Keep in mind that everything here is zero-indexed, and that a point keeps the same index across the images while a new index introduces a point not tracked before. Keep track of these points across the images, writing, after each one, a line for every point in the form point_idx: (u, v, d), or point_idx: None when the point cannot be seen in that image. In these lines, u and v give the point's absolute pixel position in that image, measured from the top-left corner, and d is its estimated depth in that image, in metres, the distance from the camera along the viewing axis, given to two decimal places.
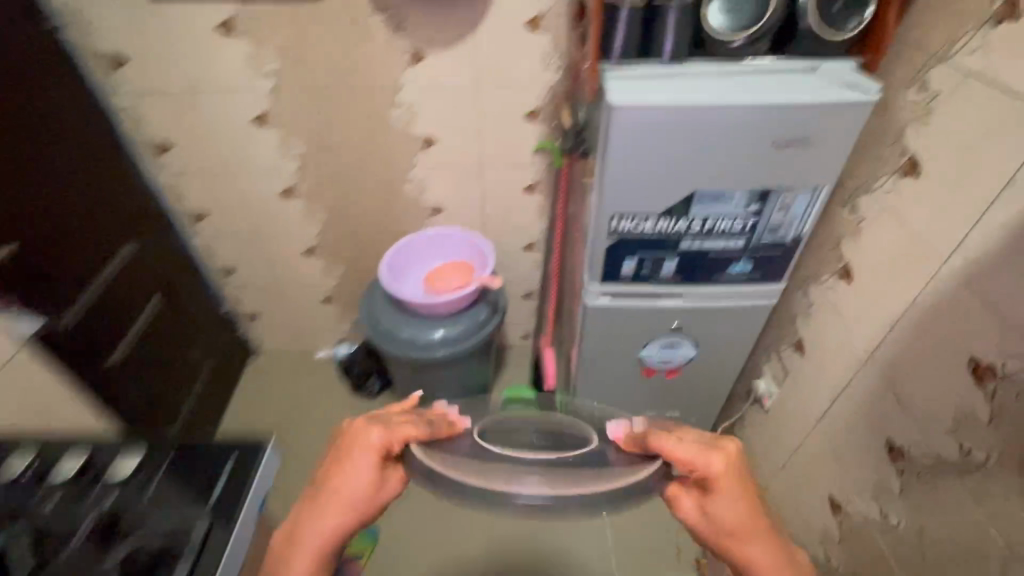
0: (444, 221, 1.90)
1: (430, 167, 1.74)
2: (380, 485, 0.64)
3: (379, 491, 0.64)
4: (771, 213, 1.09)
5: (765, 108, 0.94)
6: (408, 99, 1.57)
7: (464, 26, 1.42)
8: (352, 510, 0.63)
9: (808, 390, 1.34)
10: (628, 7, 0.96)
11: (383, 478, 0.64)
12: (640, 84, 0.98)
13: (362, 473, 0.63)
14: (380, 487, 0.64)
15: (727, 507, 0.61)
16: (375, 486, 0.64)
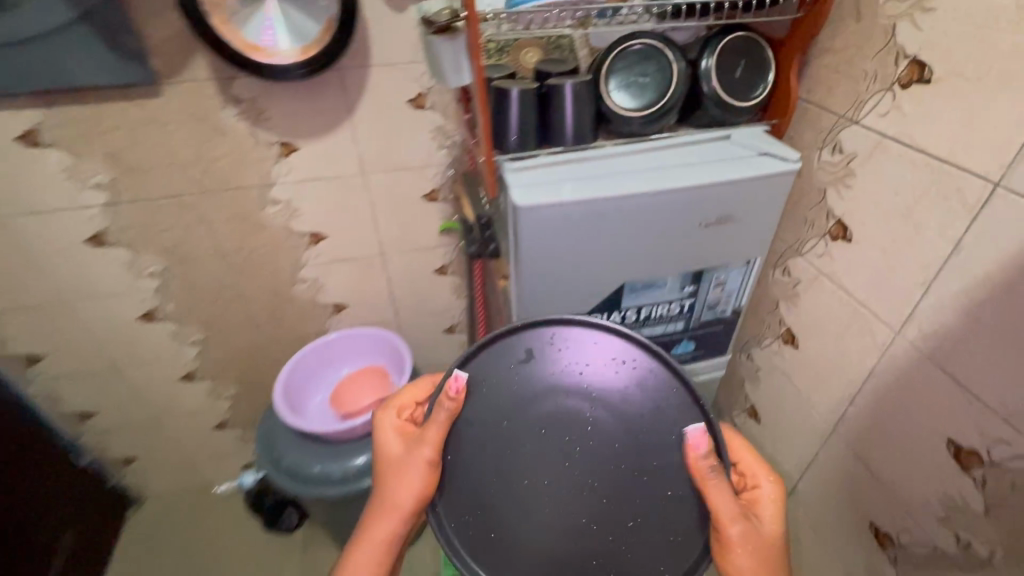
0: (349, 318, 1.66)
1: (324, 263, 1.52)
2: (407, 463, 0.76)
3: (410, 469, 0.76)
4: (707, 291, 0.98)
5: (687, 192, 0.83)
6: (284, 195, 1.35)
7: (338, 111, 1.25)
8: (399, 501, 0.76)
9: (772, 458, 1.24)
10: (518, 92, 0.83)
11: (410, 457, 0.76)
12: (545, 176, 0.85)
13: (394, 451, 0.79)
14: (409, 463, 0.76)
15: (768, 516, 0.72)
16: (404, 464, 0.76)
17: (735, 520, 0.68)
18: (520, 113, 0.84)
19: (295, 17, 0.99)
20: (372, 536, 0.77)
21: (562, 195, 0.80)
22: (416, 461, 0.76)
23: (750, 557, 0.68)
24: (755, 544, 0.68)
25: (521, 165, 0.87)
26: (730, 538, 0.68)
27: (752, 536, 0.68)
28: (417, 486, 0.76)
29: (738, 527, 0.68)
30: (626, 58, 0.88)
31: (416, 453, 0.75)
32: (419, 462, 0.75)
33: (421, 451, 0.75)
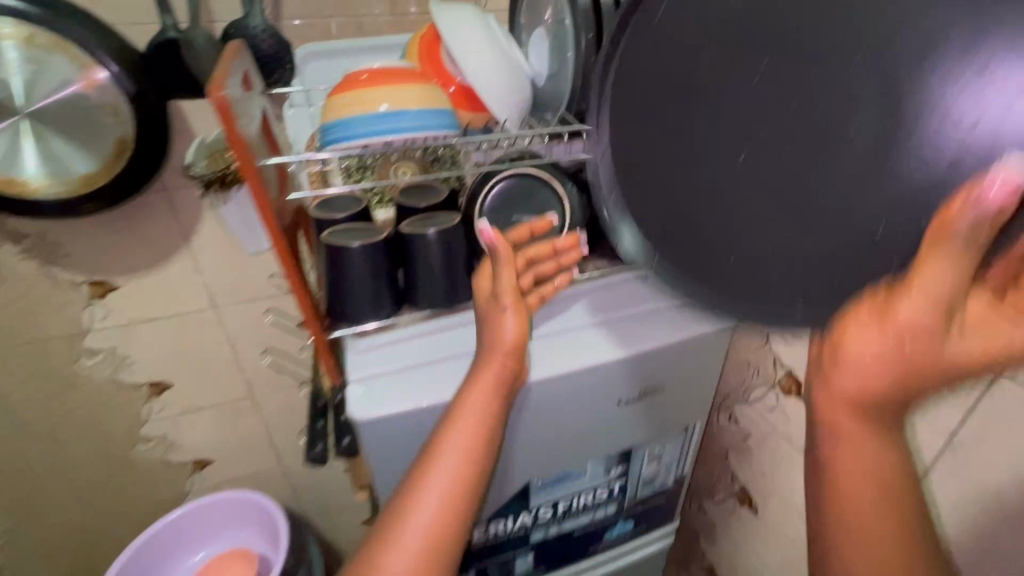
0: (217, 475, 1.32)
1: (173, 415, 1.19)
2: (495, 312, 0.56)
3: (505, 315, 0.56)
4: (641, 467, 0.76)
5: (599, 368, 0.62)
6: (104, 342, 1.05)
7: (168, 239, 0.98)
8: (496, 359, 0.55)
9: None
10: (357, 246, 0.60)
11: (496, 305, 0.56)
12: (403, 359, 0.62)
13: (479, 301, 0.59)
14: (511, 307, 0.56)
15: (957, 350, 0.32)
16: (493, 312, 0.57)
17: (929, 308, 0.32)
18: (361, 276, 0.61)
19: (55, 142, 0.74)
20: (466, 413, 0.53)
21: (419, 396, 0.58)
22: (514, 309, 0.56)
23: (875, 370, 0.34)
24: (903, 369, 0.34)
25: (366, 342, 0.64)
26: (898, 318, 0.33)
27: (936, 359, 0.33)
28: (517, 329, 0.56)
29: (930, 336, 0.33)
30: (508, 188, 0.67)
31: (504, 295, 0.56)
32: (512, 305, 0.56)
33: (506, 298, 0.56)
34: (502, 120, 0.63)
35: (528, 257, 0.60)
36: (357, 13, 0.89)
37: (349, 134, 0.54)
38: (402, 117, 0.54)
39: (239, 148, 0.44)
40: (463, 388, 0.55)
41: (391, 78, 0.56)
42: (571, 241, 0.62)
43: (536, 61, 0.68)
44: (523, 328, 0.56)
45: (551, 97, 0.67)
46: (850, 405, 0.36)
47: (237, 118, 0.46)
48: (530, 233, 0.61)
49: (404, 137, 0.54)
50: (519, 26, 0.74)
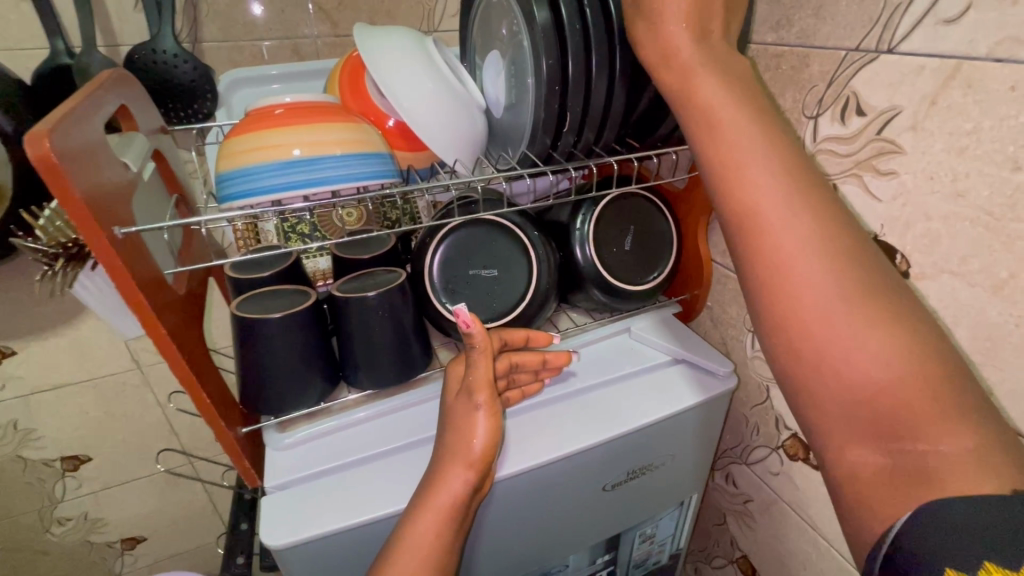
0: (150, 552, 1.15)
1: (93, 491, 1.03)
2: (465, 410, 0.46)
3: (476, 415, 0.45)
4: (631, 551, 0.66)
5: (582, 453, 0.52)
6: (3, 416, 0.89)
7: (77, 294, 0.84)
8: (468, 467, 0.43)
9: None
10: (277, 323, 0.48)
11: (467, 402, 0.46)
12: (340, 459, 0.50)
13: (449, 393, 0.49)
14: (488, 408, 0.46)
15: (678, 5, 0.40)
16: (462, 411, 0.46)
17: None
18: (284, 356, 0.49)
19: None
20: (416, 540, 0.41)
21: (357, 512, 0.46)
22: (489, 410, 0.46)
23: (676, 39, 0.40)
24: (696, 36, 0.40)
25: (293, 437, 0.52)
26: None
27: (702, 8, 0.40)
28: (487, 437, 0.45)
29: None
30: (462, 236, 0.57)
31: (477, 391, 0.46)
32: (485, 405, 0.46)
33: (480, 396, 0.46)
34: (450, 162, 0.54)
35: (510, 356, 0.51)
36: (291, 33, 0.78)
37: (253, 187, 0.43)
38: (320, 164, 0.44)
39: (80, 215, 0.34)
40: (414, 499, 0.43)
41: (310, 110, 0.46)
42: (564, 359, 0.56)
43: (491, 87, 0.59)
44: (494, 437, 0.45)
45: (510, 130, 0.58)
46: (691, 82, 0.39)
47: (84, 171, 0.35)
48: (524, 340, 0.53)
49: (325, 189, 0.44)
50: (472, 49, 0.65)
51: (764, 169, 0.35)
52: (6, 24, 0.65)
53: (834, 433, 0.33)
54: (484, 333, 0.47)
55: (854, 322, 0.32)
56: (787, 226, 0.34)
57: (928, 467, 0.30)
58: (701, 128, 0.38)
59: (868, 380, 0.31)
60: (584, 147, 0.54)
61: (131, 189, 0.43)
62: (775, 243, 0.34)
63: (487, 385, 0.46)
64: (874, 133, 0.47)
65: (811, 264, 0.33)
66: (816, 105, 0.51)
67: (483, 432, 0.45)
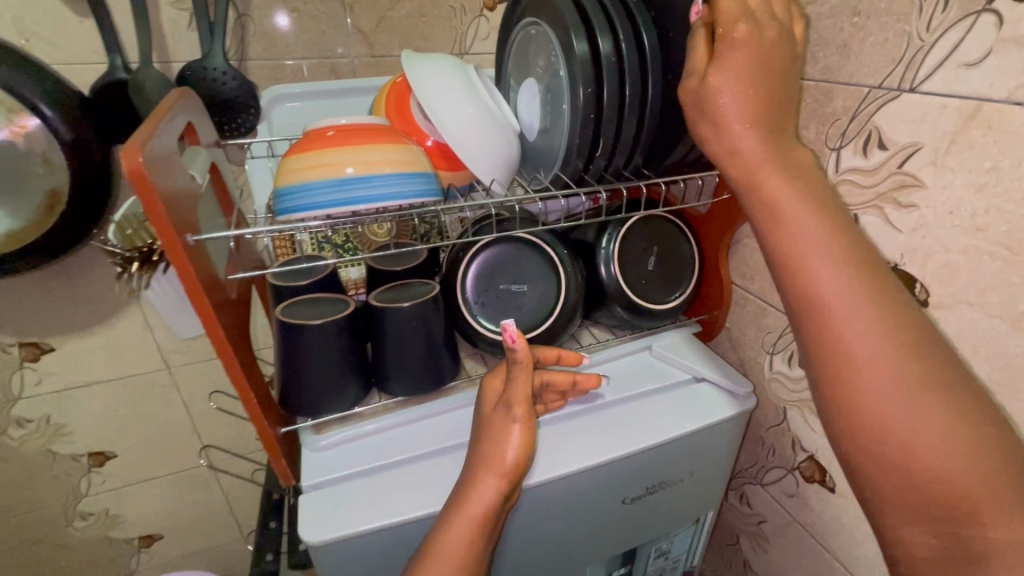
0: (167, 551, 1.17)
1: (116, 487, 1.06)
2: (501, 422, 0.48)
3: (512, 428, 0.47)
4: (646, 566, 0.67)
5: (610, 469, 0.54)
6: (37, 411, 0.93)
7: (114, 295, 0.88)
8: (500, 476, 0.45)
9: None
10: (319, 327, 0.51)
11: (505, 414, 0.48)
12: (371, 460, 0.52)
13: (484, 408, 0.50)
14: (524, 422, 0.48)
15: (733, 83, 0.40)
16: (498, 423, 0.48)
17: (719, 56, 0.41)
18: (324, 361, 0.52)
19: None
20: (449, 546, 0.43)
21: (387, 512, 0.48)
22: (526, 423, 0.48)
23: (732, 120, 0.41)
24: (754, 116, 0.40)
25: (329, 438, 0.54)
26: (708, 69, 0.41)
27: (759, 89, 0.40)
28: (520, 448, 0.47)
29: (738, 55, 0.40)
30: (495, 254, 0.60)
31: (514, 405, 0.48)
32: (522, 418, 0.47)
33: (518, 409, 0.48)
34: (487, 181, 0.56)
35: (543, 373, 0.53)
36: (332, 54, 0.82)
37: (310, 201, 0.46)
38: (373, 182, 0.47)
39: (160, 219, 0.37)
40: (445, 510, 0.45)
41: (361, 133, 0.49)
42: (594, 382, 0.56)
43: (526, 112, 0.62)
44: (526, 449, 0.47)
45: (544, 153, 0.60)
46: (754, 165, 0.40)
47: (163, 178, 0.38)
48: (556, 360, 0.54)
49: (374, 206, 0.47)
50: (508, 75, 0.68)
51: (828, 265, 0.37)
52: (70, 40, 0.69)
53: (892, 514, 0.35)
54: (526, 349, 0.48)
55: (925, 421, 0.34)
56: (856, 326, 0.35)
57: (980, 551, 0.32)
58: (763, 216, 0.40)
59: (931, 474, 0.33)
60: (613, 170, 0.57)
61: (196, 198, 0.46)
62: (839, 334, 0.36)
63: (523, 400, 0.48)
64: (896, 167, 0.49)
65: (877, 357, 0.35)
66: (840, 137, 0.53)
67: (516, 444, 0.46)
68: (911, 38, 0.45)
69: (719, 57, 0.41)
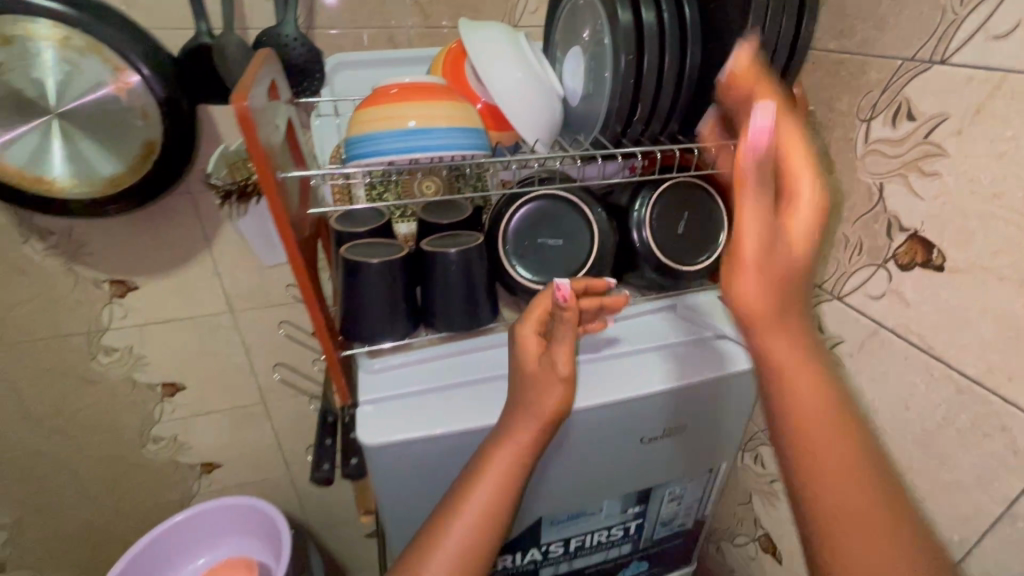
0: (226, 478, 1.30)
1: (184, 416, 1.18)
2: (548, 363, 0.54)
3: (557, 370, 0.53)
4: (659, 508, 0.72)
5: (630, 407, 0.59)
6: (121, 341, 1.05)
7: (190, 242, 0.98)
8: (545, 409, 0.52)
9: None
10: (377, 263, 0.57)
11: (551, 358, 0.54)
12: (415, 386, 0.59)
13: (526, 367, 0.54)
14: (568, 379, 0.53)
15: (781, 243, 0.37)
16: (544, 364, 0.54)
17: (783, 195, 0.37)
18: (380, 294, 0.59)
19: (82, 144, 0.74)
20: (495, 477, 0.49)
21: (432, 425, 0.55)
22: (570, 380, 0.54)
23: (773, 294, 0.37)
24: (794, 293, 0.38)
25: (381, 362, 0.62)
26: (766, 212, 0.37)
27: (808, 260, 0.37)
28: (564, 384, 0.53)
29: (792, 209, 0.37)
30: (536, 209, 0.65)
31: (561, 350, 0.54)
32: (567, 360, 0.54)
33: (564, 353, 0.54)
34: (531, 141, 0.61)
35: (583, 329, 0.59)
36: (391, 24, 0.88)
37: (376, 149, 0.52)
38: (430, 134, 0.52)
39: (258, 158, 0.44)
40: (476, 465, 0.51)
41: (421, 91, 0.55)
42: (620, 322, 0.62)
43: (570, 79, 0.66)
44: (570, 386, 0.54)
45: (585, 117, 0.65)
46: (776, 343, 0.38)
47: (259, 123, 0.45)
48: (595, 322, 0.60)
49: (432, 155, 0.53)
50: (555, 44, 0.72)
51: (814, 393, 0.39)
52: (165, 6, 0.77)
53: None
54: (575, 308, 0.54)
55: None
56: (846, 487, 0.37)
57: None
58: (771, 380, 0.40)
59: None
60: (650, 135, 0.61)
61: (279, 145, 0.53)
62: (829, 507, 0.37)
63: (570, 343, 0.54)
64: (922, 137, 0.51)
65: (867, 550, 0.36)
66: (871, 108, 0.55)
67: (562, 382, 0.53)
68: (946, 12, 0.47)
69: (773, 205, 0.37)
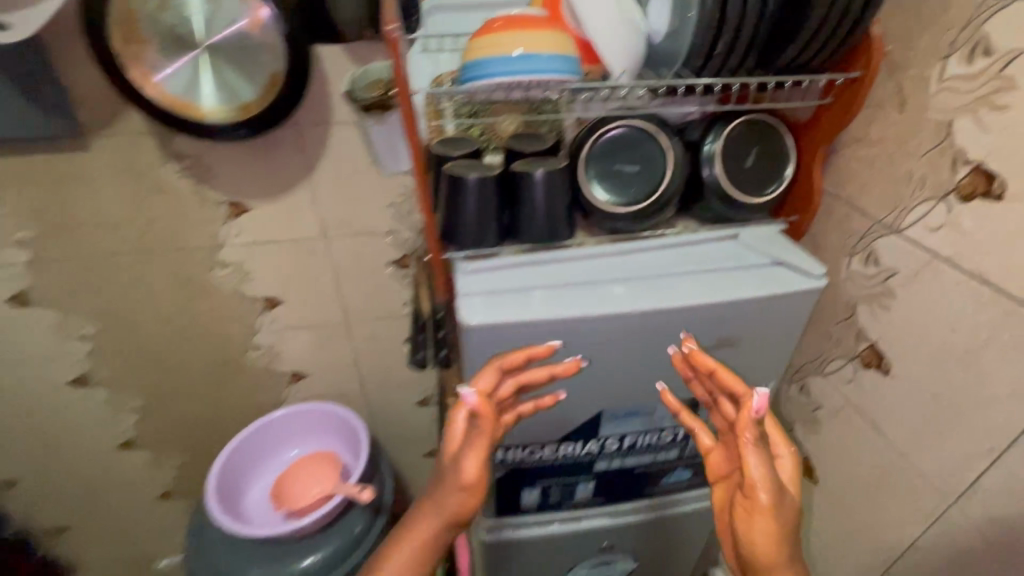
0: (311, 387, 1.48)
1: (279, 329, 1.35)
2: (460, 448, 0.55)
3: (470, 459, 0.54)
4: (707, 418, 0.80)
5: (689, 316, 0.67)
6: (233, 257, 1.20)
7: (294, 170, 1.11)
8: (460, 494, 0.55)
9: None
10: (475, 177, 0.67)
11: (463, 445, 0.55)
12: (502, 286, 0.69)
13: (445, 451, 0.56)
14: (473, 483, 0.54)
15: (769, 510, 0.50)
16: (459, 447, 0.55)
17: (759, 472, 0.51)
18: (477, 206, 0.68)
19: (226, 73, 0.86)
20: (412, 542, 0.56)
21: (518, 315, 0.65)
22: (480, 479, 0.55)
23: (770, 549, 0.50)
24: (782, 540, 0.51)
25: (473, 265, 0.71)
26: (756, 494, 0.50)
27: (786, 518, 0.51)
28: (479, 470, 0.54)
29: (770, 481, 0.51)
30: (613, 139, 0.72)
31: (476, 438, 0.54)
32: (480, 449, 0.54)
33: (479, 442, 0.54)
34: (619, 72, 0.68)
35: (514, 410, 0.59)
36: None
37: (488, 73, 0.60)
38: (535, 59, 0.60)
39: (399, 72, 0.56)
40: (398, 533, 0.58)
41: (526, 22, 0.62)
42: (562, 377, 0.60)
43: (655, 17, 0.71)
44: (484, 472, 0.55)
45: (668, 54, 0.70)
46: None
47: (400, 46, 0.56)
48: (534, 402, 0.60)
49: (534, 79, 0.60)
50: None
51: None
52: None
53: None
54: (490, 415, 0.54)
55: None
56: None
57: None
58: None
59: None
60: (729, 69, 0.65)
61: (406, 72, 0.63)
62: None
63: (486, 433, 0.54)
64: (997, 71, 0.54)
65: None
66: (950, 45, 0.58)
67: (473, 470, 0.54)
68: None
69: (758, 519, 0.51)
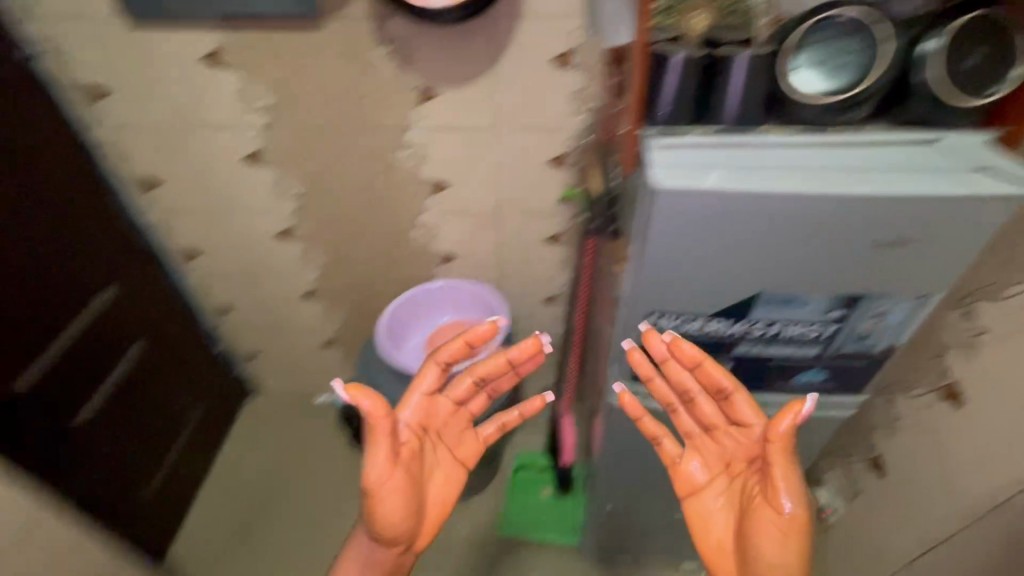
0: (458, 269, 1.68)
1: (441, 212, 1.53)
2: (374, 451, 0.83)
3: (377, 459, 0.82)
4: (858, 320, 0.84)
5: (875, 206, 0.70)
6: (416, 139, 1.37)
7: (482, 61, 1.22)
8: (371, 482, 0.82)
9: (902, 521, 1.09)
10: (682, 55, 0.73)
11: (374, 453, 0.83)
12: (690, 160, 0.75)
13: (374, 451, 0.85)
14: (378, 484, 0.82)
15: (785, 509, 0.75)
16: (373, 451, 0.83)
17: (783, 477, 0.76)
18: (679, 84, 0.75)
19: None
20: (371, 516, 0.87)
21: (707, 183, 0.71)
22: (386, 477, 0.82)
23: (780, 540, 0.75)
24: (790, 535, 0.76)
25: (665, 140, 0.77)
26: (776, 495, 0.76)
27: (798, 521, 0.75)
28: (381, 467, 0.82)
29: (792, 494, 0.75)
30: (825, 29, 0.74)
31: (378, 449, 0.82)
32: (383, 451, 0.82)
33: (379, 449, 0.82)
34: None
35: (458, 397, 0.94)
36: None
37: None
38: None
39: None
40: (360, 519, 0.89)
41: None
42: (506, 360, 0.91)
43: None
44: (383, 470, 0.82)
45: None
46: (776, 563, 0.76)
47: None
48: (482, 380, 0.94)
49: None
50: None
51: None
52: None
53: None
54: (382, 417, 0.81)
55: None
56: None
57: None
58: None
59: None
60: None
61: None
62: None
63: (382, 440, 0.81)
64: None
65: None
66: None
67: (377, 464, 0.81)
68: None
69: (776, 517, 0.76)
